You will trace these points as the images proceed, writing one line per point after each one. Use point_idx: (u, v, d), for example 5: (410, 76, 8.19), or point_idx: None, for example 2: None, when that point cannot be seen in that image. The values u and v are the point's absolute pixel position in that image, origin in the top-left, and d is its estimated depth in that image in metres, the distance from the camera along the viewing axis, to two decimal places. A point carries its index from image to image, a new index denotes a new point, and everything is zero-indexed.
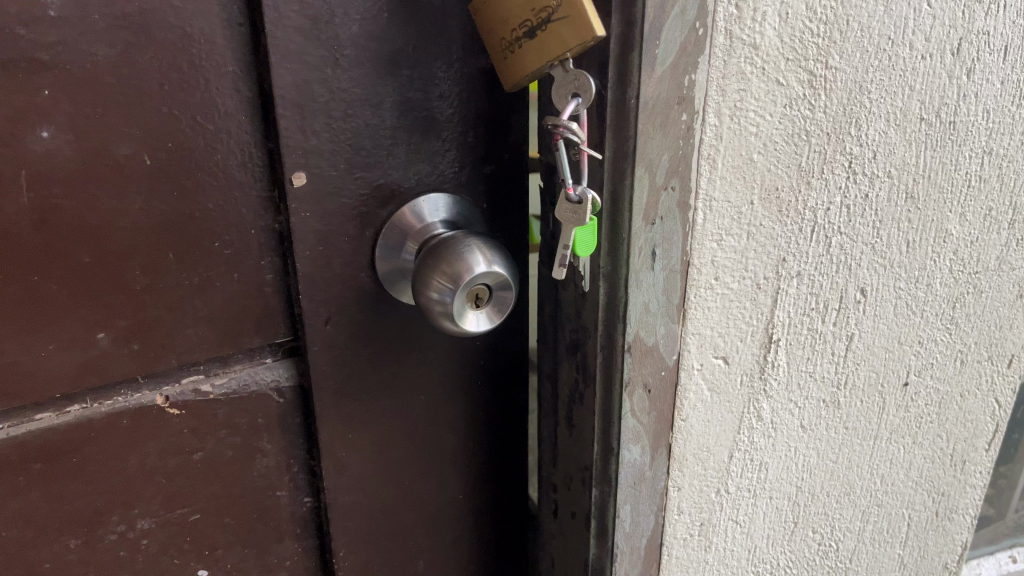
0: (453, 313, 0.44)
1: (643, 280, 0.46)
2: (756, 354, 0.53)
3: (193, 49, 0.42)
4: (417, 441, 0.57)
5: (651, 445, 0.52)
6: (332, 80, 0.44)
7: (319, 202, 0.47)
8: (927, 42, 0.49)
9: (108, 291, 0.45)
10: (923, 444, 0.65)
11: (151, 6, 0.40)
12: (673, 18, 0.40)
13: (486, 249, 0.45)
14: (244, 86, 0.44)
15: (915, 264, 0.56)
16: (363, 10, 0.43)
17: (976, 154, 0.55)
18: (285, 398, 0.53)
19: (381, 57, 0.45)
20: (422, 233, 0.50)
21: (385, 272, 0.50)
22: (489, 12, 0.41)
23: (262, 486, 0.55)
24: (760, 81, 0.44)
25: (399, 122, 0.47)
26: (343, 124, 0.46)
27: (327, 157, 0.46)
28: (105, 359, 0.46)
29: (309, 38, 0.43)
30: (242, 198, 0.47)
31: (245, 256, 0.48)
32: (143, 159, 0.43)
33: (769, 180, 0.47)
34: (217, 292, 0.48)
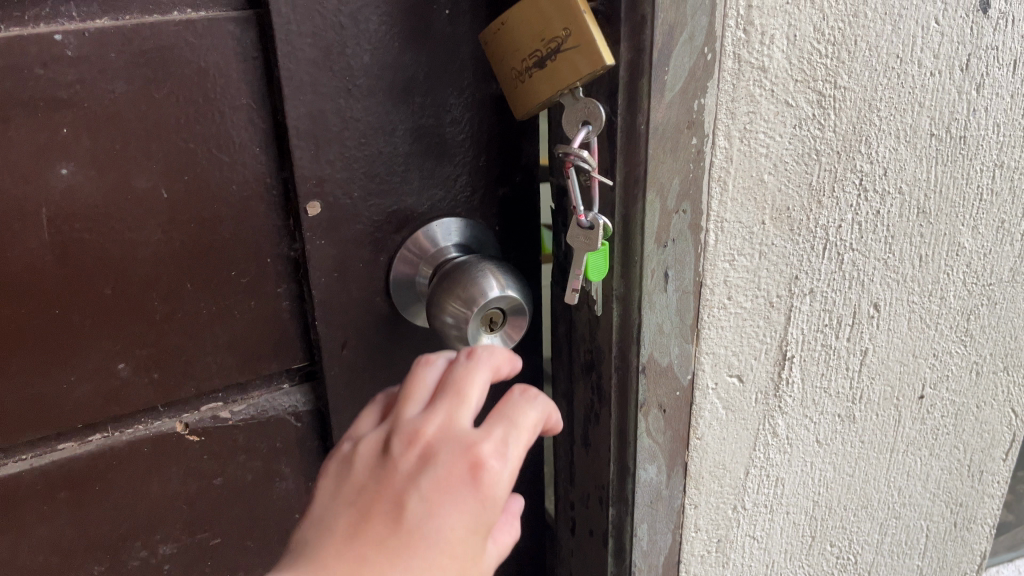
0: (470, 337, 0.45)
1: (656, 301, 0.47)
2: (771, 371, 0.53)
3: (208, 83, 0.42)
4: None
5: (667, 464, 0.52)
6: (346, 109, 0.45)
7: (334, 229, 0.47)
8: (936, 58, 0.49)
9: (129, 322, 0.46)
10: (941, 455, 0.65)
11: (168, 42, 0.41)
12: (681, 44, 0.41)
13: (500, 274, 0.46)
14: (259, 118, 0.45)
15: (929, 278, 0.56)
16: (377, 40, 0.44)
17: (987, 167, 0.54)
18: (303, 422, 0.54)
19: (394, 85, 0.45)
20: (436, 257, 0.50)
21: (399, 297, 0.50)
22: (497, 43, 0.42)
23: (282, 509, 0.55)
24: (769, 103, 0.45)
25: (412, 149, 0.48)
26: (357, 152, 0.46)
27: (342, 186, 0.47)
28: (127, 388, 0.47)
29: (323, 69, 0.43)
30: (259, 227, 0.47)
31: (263, 284, 0.49)
32: (161, 192, 0.43)
33: (780, 200, 0.48)
34: (236, 320, 0.48)
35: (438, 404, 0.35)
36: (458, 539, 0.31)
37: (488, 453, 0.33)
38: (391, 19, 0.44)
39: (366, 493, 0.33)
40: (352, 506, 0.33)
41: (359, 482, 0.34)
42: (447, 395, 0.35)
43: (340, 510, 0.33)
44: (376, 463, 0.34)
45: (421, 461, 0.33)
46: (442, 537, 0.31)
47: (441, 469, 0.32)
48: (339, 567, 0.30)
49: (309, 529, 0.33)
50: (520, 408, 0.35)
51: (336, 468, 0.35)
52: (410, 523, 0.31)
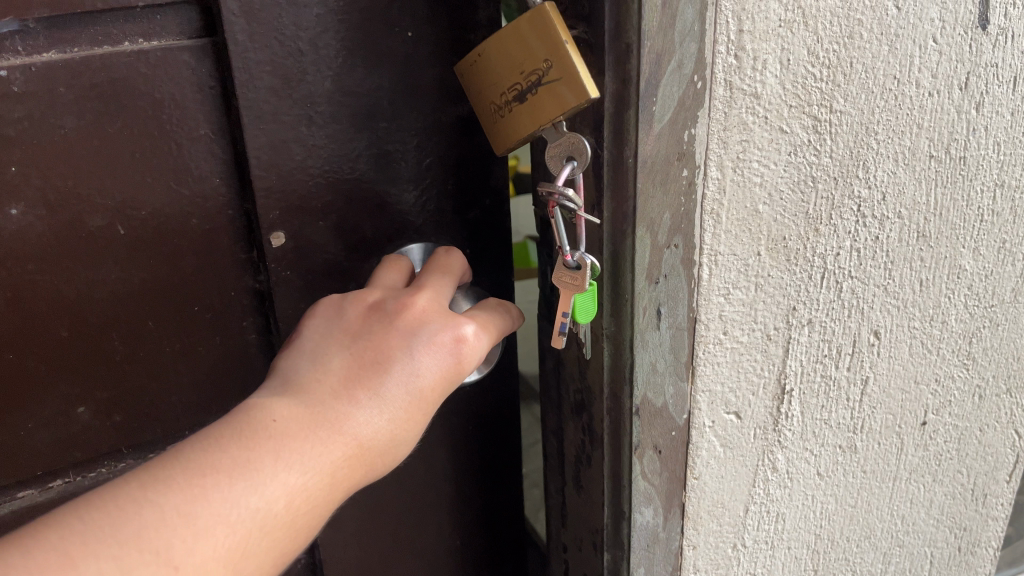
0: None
1: (648, 339, 0.44)
2: (769, 407, 0.51)
3: (163, 114, 0.39)
4: (412, 496, 0.55)
5: (663, 506, 0.50)
6: (308, 138, 0.42)
7: (299, 262, 0.44)
8: (934, 78, 0.46)
9: (89, 366, 0.42)
10: (944, 481, 0.63)
11: (119, 74, 0.38)
12: (670, 72, 0.38)
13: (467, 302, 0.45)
14: (221, 149, 0.41)
15: (930, 302, 0.54)
16: (336, 66, 0.41)
17: (988, 187, 0.52)
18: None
19: (359, 112, 0.43)
20: None
21: None
22: (476, 76, 0.40)
23: None
24: (762, 130, 0.42)
25: (378, 175, 0.45)
26: (323, 182, 0.43)
27: (306, 217, 0.44)
28: (88, 433, 0.44)
29: (282, 97, 0.40)
30: (221, 260, 0.44)
31: (228, 318, 0.45)
32: (117, 228, 0.40)
33: (776, 230, 0.45)
34: (202, 357, 0.45)
35: (426, 283, 0.38)
36: (438, 388, 0.34)
37: (471, 332, 0.36)
38: (350, 44, 0.41)
39: (361, 337, 0.34)
40: (350, 344, 0.34)
41: (352, 329, 0.35)
42: (434, 281, 0.38)
43: (334, 349, 0.34)
44: (370, 315, 0.35)
45: (419, 319, 0.35)
46: (423, 388, 0.34)
47: (434, 331, 0.35)
48: (333, 395, 0.32)
49: (297, 359, 0.34)
50: (495, 312, 0.40)
51: (321, 312, 0.37)
52: (400, 370, 0.33)
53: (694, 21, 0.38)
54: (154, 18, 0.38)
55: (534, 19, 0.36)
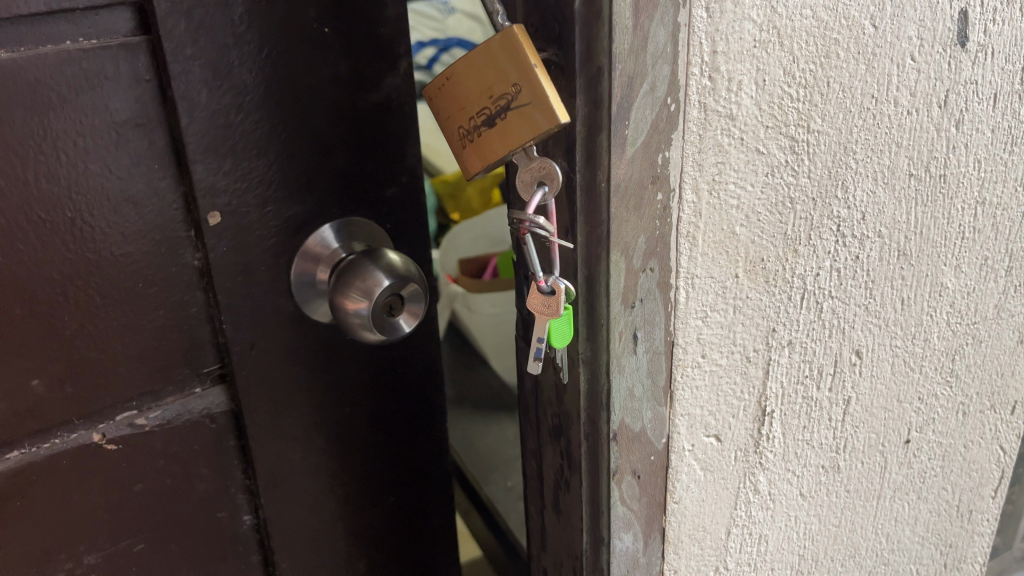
0: (371, 323, 0.46)
1: (625, 364, 0.43)
2: (750, 429, 0.50)
3: (102, 103, 0.40)
4: (354, 467, 0.56)
5: (644, 531, 0.49)
6: (236, 124, 0.43)
7: (240, 235, 0.45)
8: (913, 96, 0.46)
9: (40, 337, 0.42)
10: (929, 498, 0.62)
11: (58, 72, 0.38)
12: (643, 95, 0.38)
13: (387, 263, 0.46)
14: (159, 136, 0.42)
15: (911, 320, 0.54)
16: (259, 63, 0.43)
17: (969, 205, 0.52)
18: (218, 424, 0.50)
19: (284, 98, 0.44)
20: (332, 258, 0.48)
21: (301, 295, 0.48)
22: (443, 99, 0.39)
23: (201, 509, 0.51)
24: (738, 152, 0.42)
25: (306, 160, 0.46)
26: (254, 164, 0.45)
27: (239, 195, 0.45)
28: (42, 406, 0.43)
29: (213, 88, 0.42)
30: (162, 239, 0.44)
31: (170, 292, 0.45)
32: (67, 200, 0.40)
33: (754, 251, 0.45)
34: (146, 327, 0.45)
35: None
36: None
37: None
38: (270, 42, 0.43)
39: None
40: None
41: None
42: None
43: None
44: None
45: None
46: None
47: None
48: None
49: None
50: None
51: None
52: None
53: (666, 42, 0.37)
54: (91, 19, 0.39)
55: (506, 44, 0.36)
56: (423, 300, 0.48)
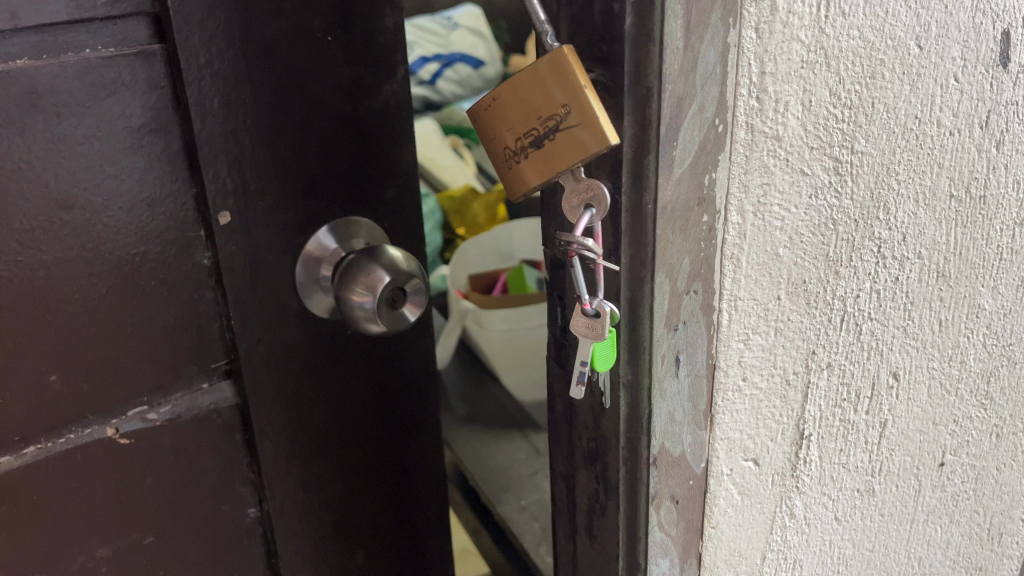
0: (376, 315, 0.47)
1: (666, 388, 0.43)
2: (788, 452, 0.50)
3: (122, 109, 0.41)
4: (351, 462, 0.57)
5: (680, 556, 0.48)
6: (248, 129, 0.45)
7: (248, 236, 0.46)
8: (955, 117, 0.46)
9: (58, 334, 0.42)
10: (961, 521, 0.62)
11: (78, 79, 0.39)
12: (690, 116, 0.37)
13: (389, 257, 0.48)
14: (173, 141, 0.43)
15: (949, 342, 0.53)
16: (268, 71, 0.44)
17: (1007, 227, 0.52)
18: (224, 418, 0.51)
19: (293, 105, 0.46)
20: (334, 256, 0.49)
21: (303, 290, 0.49)
22: (488, 120, 0.38)
23: (209, 502, 0.52)
24: (784, 173, 0.41)
25: (313, 163, 0.48)
26: (266, 168, 0.46)
27: (252, 198, 0.46)
28: (60, 400, 0.44)
29: (227, 93, 0.43)
30: (174, 238, 0.45)
31: (180, 288, 0.46)
32: (85, 196, 0.41)
33: (796, 273, 0.44)
34: (158, 323, 0.46)
35: None
36: None
37: None
38: (279, 52, 0.44)
39: None
40: None
41: None
42: None
43: None
44: None
45: None
46: None
47: None
48: None
49: None
50: None
51: None
52: None
53: (716, 63, 0.37)
54: (109, 28, 0.40)
55: (553, 64, 0.35)
56: (423, 292, 0.50)
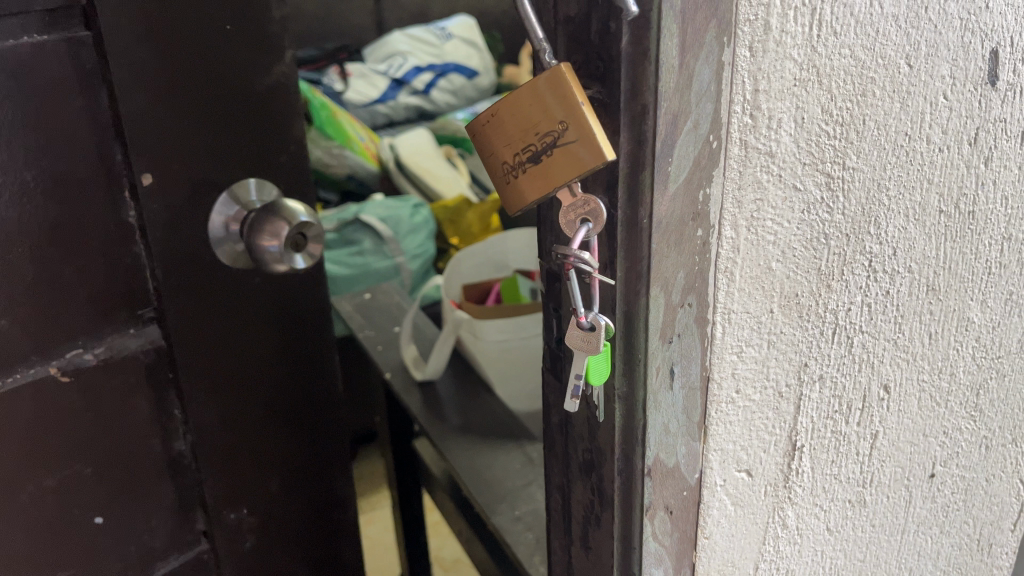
0: (281, 257, 0.57)
1: (661, 400, 0.43)
2: (781, 463, 0.50)
3: (64, 86, 0.49)
4: (253, 399, 0.66)
5: (674, 566, 0.49)
6: (169, 102, 0.53)
7: (165, 194, 0.55)
8: (945, 134, 0.47)
9: (17, 283, 0.50)
10: (952, 531, 0.63)
11: (25, 63, 0.47)
12: (685, 132, 0.38)
13: (288, 210, 0.57)
14: (102, 113, 0.51)
15: (938, 354, 0.54)
16: (177, 50, 0.53)
17: (996, 241, 0.53)
18: (148, 358, 0.58)
19: (215, 92, 0.56)
20: (241, 212, 0.58)
21: (214, 238, 0.58)
22: (487, 135, 0.39)
23: (139, 436, 0.59)
24: (777, 189, 0.42)
25: (217, 127, 0.56)
26: (179, 133, 0.55)
27: (169, 156, 0.54)
28: (12, 342, 0.50)
29: (150, 72, 0.52)
30: (105, 201, 0.53)
31: (112, 243, 0.54)
32: (37, 165, 0.49)
33: (789, 286, 0.45)
34: (95, 273, 0.53)
35: None
36: None
37: None
38: (189, 36, 0.53)
39: None
40: None
41: None
42: None
43: None
44: None
45: None
46: None
47: None
48: None
49: None
50: None
51: None
52: None
53: (710, 81, 0.37)
54: (43, 18, 0.47)
55: (553, 81, 0.36)
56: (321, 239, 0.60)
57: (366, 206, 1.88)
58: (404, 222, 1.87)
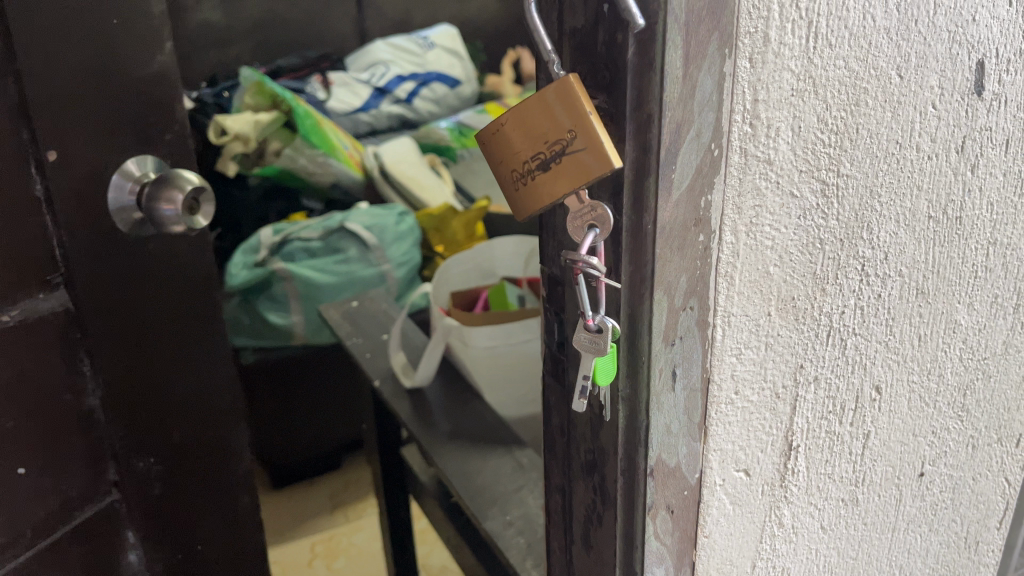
0: (179, 219, 0.69)
1: (664, 401, 0.44)
2: (776, 464, 0.51)
3: None
4: (151, 352, 0.75)
5: (674, 565, 0.50)
6: (73, 87, 0.63)
7: (69, 170, 0.64)
8: (933, 142, 0.48)
9: None
10: (939, 529, 0.65)
11: None
12: (688, 141, 0.39)
13: (184, 180, 0.70)
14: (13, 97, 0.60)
15: (927, 356, 0.56)
16: (76, 40, 0.62)
17: (981, 246, 0.55)
18: (60, 319, 0.67)
19: (109, 79, 0.66)
20: (137, 180, 0.69)
21: (113, 202, 0.67)
22: (497, 143, 0.40)
23: (55, 390, 0.67)
24: (775, 196, 0.43)
25: (109, 108, 0.66)
26: (78, 113, 0.64)
27: (71, 136, 0.63)
28: None
29: (58, 61, 0.61)
30: (16, 177, 0.61)
31: (21, 214, 0.62)
32: None
33: (785, 290, 0.46)
34: (8, 242, 0.61)
35: None
36: None
37: None
38: (82, 30, 0.63)
39: None
40: None
41: None
42: None
43: None
44: None
45: None
46: None
47: None
48: None
49: None
50: None
51: None
52: None
53: (712, 91, 0.39)
54: None
55: (561, 91, 0.37)
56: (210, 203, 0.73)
57: (351, 215, 1.87)
58: (391, 229, 1.85)
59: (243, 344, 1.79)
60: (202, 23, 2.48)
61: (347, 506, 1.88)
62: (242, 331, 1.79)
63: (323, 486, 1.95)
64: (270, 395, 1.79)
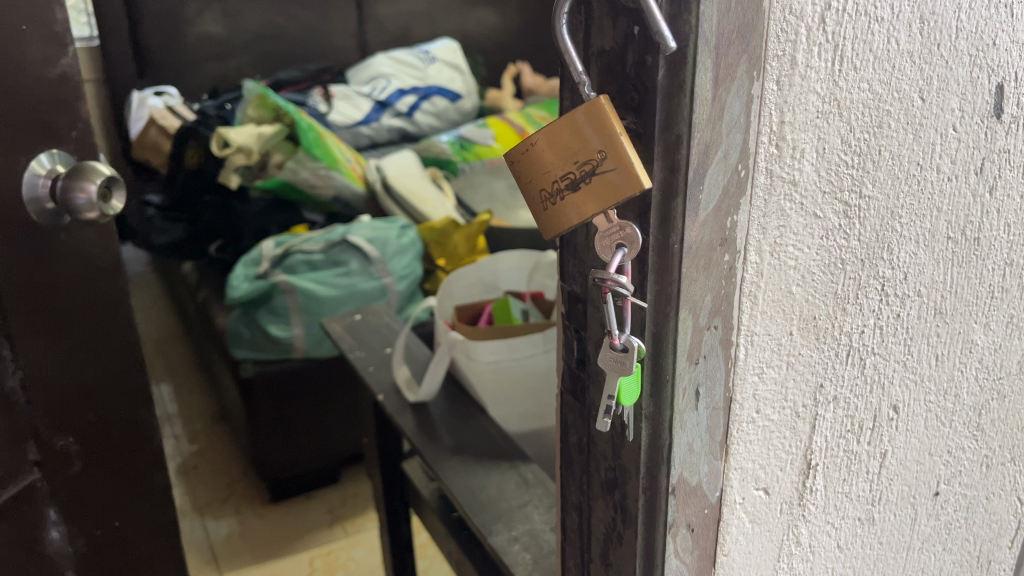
0: (97, 207, 0.71)
1: (687, 420, 0.44)
2: (796, 482, 0.51)
3: None
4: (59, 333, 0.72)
5: None
6: None
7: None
8: (953, 163, 0.49)
9: None
10: (953, 549, 0.65)
11: None
12: (717, 162, 0.39)
13: (94, 171, 0.70)
14: None
15: (944, 376, 0.56)
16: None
17: (998, 267, 0.55)
18: None
19: (25, 82, 0.67)
20: (48, 174, 0.68)
21: (28, 195, 0.67)
22: (528, 162, 0.40)
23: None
24: (799, 217, 0.43)
25: (26, 110, 0.67)
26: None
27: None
28: None
29: None
30: None
31: None
32: None
33: (807, 309, 0.46)
34: None
35: None
36: None
37: None
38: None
39: None
40: None
41: None
42: None
43: None
44: None
45: None
46: None
47: None
48: None
49: None
50: None
51: None
52: None
53: (740, 113, 0.39)
54: None
55: (591, 111, 0.37)
56: (122, 187, 0.74)
57: (354, 228, 1.87)
58: (392, 243, 1.86)
59: (244, 357, 1.78)
60: (202, 36, 2.58)
61: (346, 520, 1.87)
62: (241, 343, 1.78)
63: (320, 501, 1.94)
64: (267, 406, 1.78)
